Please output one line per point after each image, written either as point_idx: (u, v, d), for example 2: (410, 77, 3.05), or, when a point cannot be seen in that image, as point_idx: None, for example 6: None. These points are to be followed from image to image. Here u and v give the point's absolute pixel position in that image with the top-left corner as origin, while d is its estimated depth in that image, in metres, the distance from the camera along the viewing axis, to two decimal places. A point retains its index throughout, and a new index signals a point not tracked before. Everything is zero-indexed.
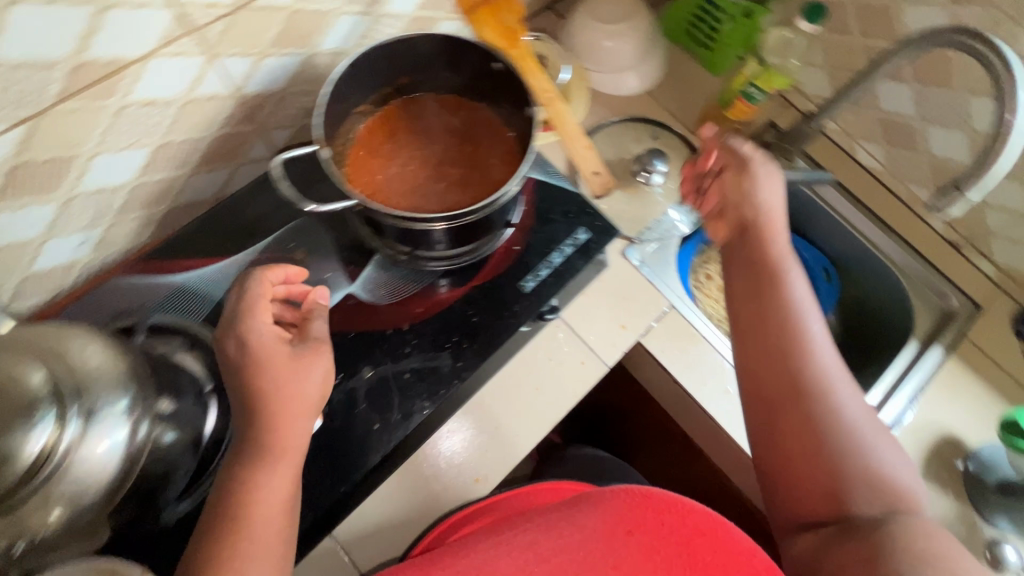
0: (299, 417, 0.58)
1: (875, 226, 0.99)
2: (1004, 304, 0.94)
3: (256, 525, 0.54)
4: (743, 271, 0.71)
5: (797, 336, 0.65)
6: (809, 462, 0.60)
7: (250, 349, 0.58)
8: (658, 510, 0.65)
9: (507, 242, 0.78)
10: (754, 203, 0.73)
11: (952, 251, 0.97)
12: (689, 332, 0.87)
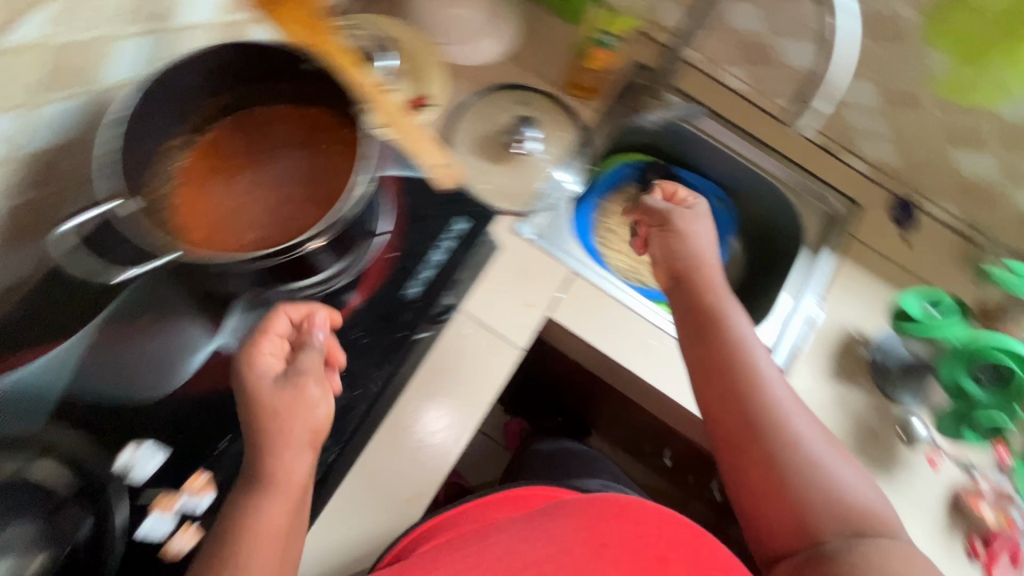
0: (292, 460, 0.55)
1: (752, 147, 1.01)
2: (880, 196, 0.98)
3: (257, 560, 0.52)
4: (688, 320, 0.74)
5: (748, 374, 0.67)
6: (773, 490, 0.62)
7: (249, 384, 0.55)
8: (634, 517, 0.73)
9: (382, 250, 0.71)
10: (684, 253, 0.77)
11: (825, 156, 1.00)
12: (598, 295, 0.85)
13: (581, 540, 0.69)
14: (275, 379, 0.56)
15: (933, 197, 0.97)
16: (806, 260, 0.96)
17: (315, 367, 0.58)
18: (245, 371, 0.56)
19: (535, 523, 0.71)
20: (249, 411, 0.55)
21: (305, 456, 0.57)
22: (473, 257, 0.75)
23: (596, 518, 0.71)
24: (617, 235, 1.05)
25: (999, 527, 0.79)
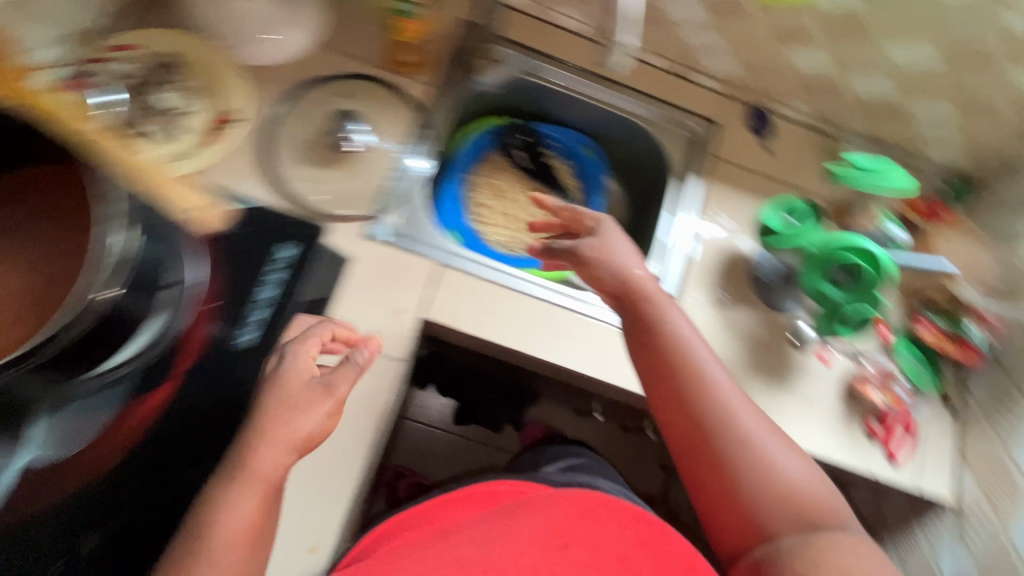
0: (278, 455, 0.56)
1: (601, 87, 0.96)
2: (734, 110, 0.98)
3: (212, 549, 0.52)
4: (633, 336, 0.70)
5: (694, 380, 0.65)
6: (726, 492, 0.61)
7: (285, 371, 0.60)
8: (598, 513, 0.76)
9: (200, 301, 0.65)
10: (617, 264, 0.72)
11: (675, 81, 0.98)
12: (471, 281, 0.81)
13: (551, 533, 0.71)
14: (311, 384, 0.60)
15: (784, 100, 0.97)
16: (676, 190, 0.95)
17: (343, 383, 0.61)
18: (284, 362, 0.61)
19: (497, 524, 0.72)
20: (268, 399, 0.59)
21: (289, 458, 0.57)
22: (310, 279, 0.73)
23: (563, 515, 0.74)
24: (490, 208, 1.01)
25: (889, 405, 0.84)
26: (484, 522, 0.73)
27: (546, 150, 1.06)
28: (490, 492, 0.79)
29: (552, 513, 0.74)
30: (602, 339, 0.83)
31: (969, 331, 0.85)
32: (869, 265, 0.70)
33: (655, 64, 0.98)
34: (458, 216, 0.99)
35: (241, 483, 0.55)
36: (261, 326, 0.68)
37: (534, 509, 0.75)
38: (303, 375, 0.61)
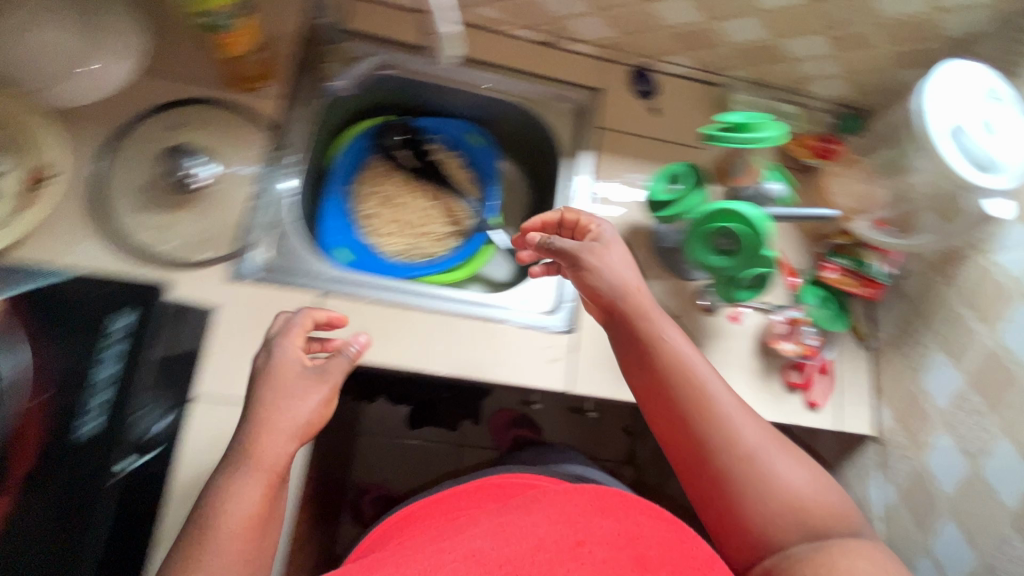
0: (268, 443, 0.57)
1: (470, 70, 0.90)
2: (614, 74, 0.93)
3: (220, 537, 0.52)
4: (631, 356, 0.69)
5: (693, 396, 0.64)
6: (726, 503, 0.60)
7: (274, 359, 0.61)
8: (613, 508, 0.64)
9: (26, 396, 0.59)
10: (605, 280, 0.69)
11: (548, 51, 0.92)
12: (357, 305, 0.77)
13: (568, 529, 0.59)
14: (303, 372, 0.61)
15: (664, 56, 0.92)
16: (567, 170, 0.91)
17: (338, 369, 0.63)
18: (269, 354, 0.61)
19: (518, 516, 0.61)
20: (263, 385, 0.60)
21: (291, 446, 0.58)
22: (160, 345, 0.66)
23: (574, 512, 0.62)
24: (380, 218, 0.95)
25: (802, 355, 0.83)
26: (508, 513, 0.63)
27: (427, 145, 0.99)
28: (496, 489, 0.77)
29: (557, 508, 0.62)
30: (506, 342, 0.79)
31: (872, 267, 0.85)
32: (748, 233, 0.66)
33: (525, 38, 0.91)
34: (347, 233, 0.94)
35: (243, 470, 0.55)
36: (106, 411, 0.61)
37: (546, 505, 0.63)
38: (295, 362, 0.61)
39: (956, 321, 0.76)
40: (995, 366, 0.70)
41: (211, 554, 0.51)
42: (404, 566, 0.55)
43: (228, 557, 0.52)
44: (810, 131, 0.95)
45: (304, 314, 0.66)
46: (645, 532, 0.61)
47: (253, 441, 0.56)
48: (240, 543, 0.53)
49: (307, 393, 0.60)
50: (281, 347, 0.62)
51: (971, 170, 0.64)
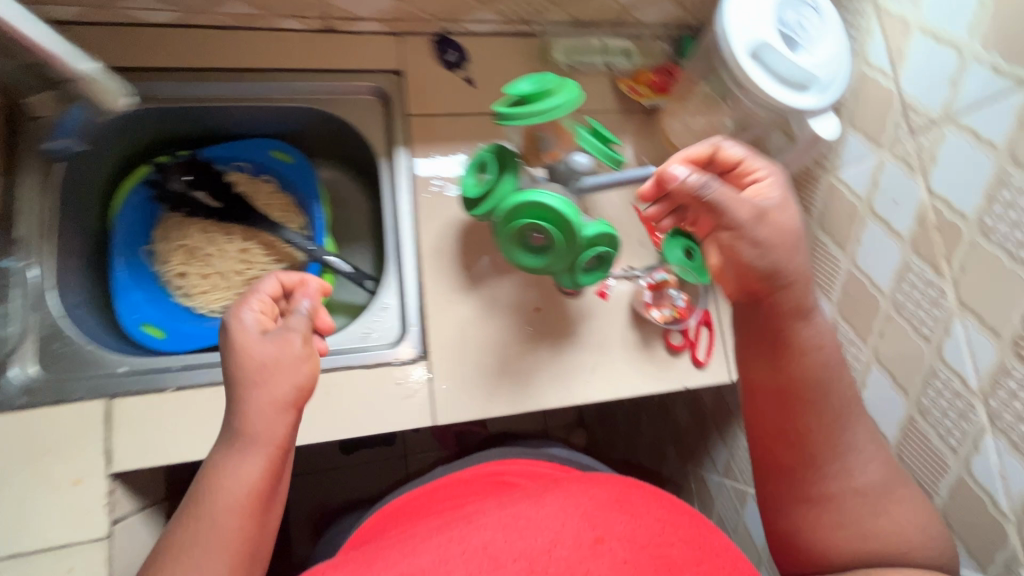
0: (271, 417, 0.53)
1: (236, 83, 0.77)
2: (414, 48, 0.81)
3: (218, 515, 0.51)
4: (759, 353, 0.56)
5: (830, 411, 0.54)
6: (803, 513, 0.55)
7: (231, 335, 0.55)
8: (629, 493, 0.60)
9: None
10: (759, 256, 0.52)
11: (328, 37, 0.79)
12: (156, 400, 0.65)
13: (584, 517, 0.55)
14: (261, 334, 0.55)
15: (464, 16, 0.79)
16: (386, 172, 0.79)
17: (303, 325, 0.57)
18: (229, 329, 0.56)
19: (526, 507, 0.58)
20: (231, 361, 0.54)
21: (287, 415, 0.54)
22: None
23: (591, 503, 0.57)
24: (192, 274, 0.83)
25: (677, 318, 0.78)
26: (517, 501, 0.59)
27: (226, 176, 0.84)
28: (495, 477, 0.73)
29: (582, 499, 0.58)
30: (352, 390, 0.71)
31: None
32: (555, 229, 0.56)
33: (296, 28, 0.77)
34: (155, 303, 0.80)
35: (243, 448, 0.53)
36: None
37: (560, 495, 0.58)
38: (252, 326, 0.56)
39: (815, 248, 0.71)
40: (857, 291, 0.65)
41: (210, 531, 0.51)
42: (403, 560, 0.52)
43: (224, 532, 0.51)
44: (646, 65, 0.86)
45: (270, 280, 0.61)
46: (661, 518, 0.57)
47: (241, 418, 0.53)
48: (238, 519, 0.51)
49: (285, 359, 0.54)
50: (239, 313, 0.56)
51: (784, 91, 0.56)
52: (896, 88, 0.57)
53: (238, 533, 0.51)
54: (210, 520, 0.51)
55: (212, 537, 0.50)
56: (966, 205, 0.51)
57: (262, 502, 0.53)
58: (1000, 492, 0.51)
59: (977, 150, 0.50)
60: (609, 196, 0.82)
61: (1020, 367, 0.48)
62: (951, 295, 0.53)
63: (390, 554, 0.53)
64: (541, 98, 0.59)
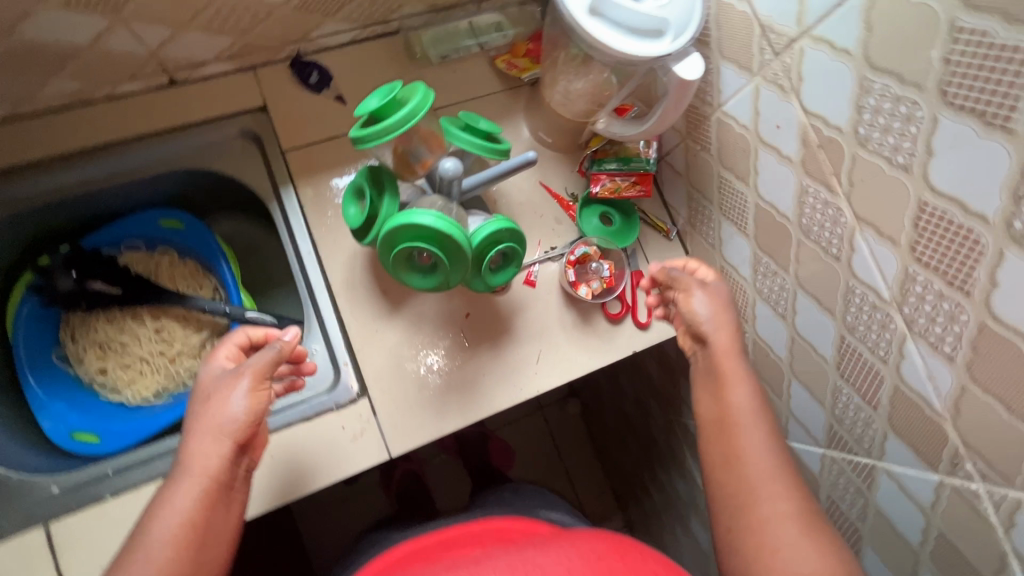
0: (209, 446, 0.54)
1: (90, 163, 0.71)
2: (272, 79, 0.76)
3: (145, 546, 0.51)
4: (705, 387, 0.64)
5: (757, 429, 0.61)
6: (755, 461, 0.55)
7: (200, 379, 0.59)
8: (625, 546, 0.58)
9: None
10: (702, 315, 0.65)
11: (175, 92, 0.74)
12: (98, 513, 0.63)
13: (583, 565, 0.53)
14: (223, 375, 0.59)
15: (315, 33, 0.74)
16: (278, 215, 0.76)
17: (256, 361, 0.58)
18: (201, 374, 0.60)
19: (530, 555, 0.56)
20: (192, 401, 0.58)
21: (222, 445, 0.55)
22: None
23: (593, 554, 0.55)
24: (113, 368, 0.79)
25: (605, 288, 0.76)
26: (526, 551, 0.57)
27: (117, 261, 0.80)
28: (502, 528, 0.70)
29: (585, 549, 0.56)
30: (298, 447, 0.69)
31: (631, 158, 0.77)
32: (437, 248, 0.53)
33: (137, 89, 0.72)
34: (79, 408, 0.76)
35: (180, 478, 0.54)
36: None
37: (565, 546, 0.57)
38: (217, 371, 0.59)
39: (722, 186, 0.69)
40: (767, 222, 0.63)
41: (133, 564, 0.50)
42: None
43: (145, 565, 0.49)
44: (520, 35, 0.82)
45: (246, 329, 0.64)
46: (654, 566, 0.55)
47: (184, 448, 0.55)
48: (170, 551, 0.50)
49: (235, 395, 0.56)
50: (212, 358, 0.61)
51: (640, 44, 0.54)
52: (752, 11, 0.55)
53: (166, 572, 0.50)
54: (140, 553, 0.50)
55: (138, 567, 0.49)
56: (839, 119, 0.49)
57: (195, 541, 0.52)
58: (932, 394, 0.50)
59: (836, 61, 0.48)
60: (513, 180, 0.79)
61: (921, 271, 0.47)
62: (847, 211, 0.52)
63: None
64: (392, 110, 0.56)
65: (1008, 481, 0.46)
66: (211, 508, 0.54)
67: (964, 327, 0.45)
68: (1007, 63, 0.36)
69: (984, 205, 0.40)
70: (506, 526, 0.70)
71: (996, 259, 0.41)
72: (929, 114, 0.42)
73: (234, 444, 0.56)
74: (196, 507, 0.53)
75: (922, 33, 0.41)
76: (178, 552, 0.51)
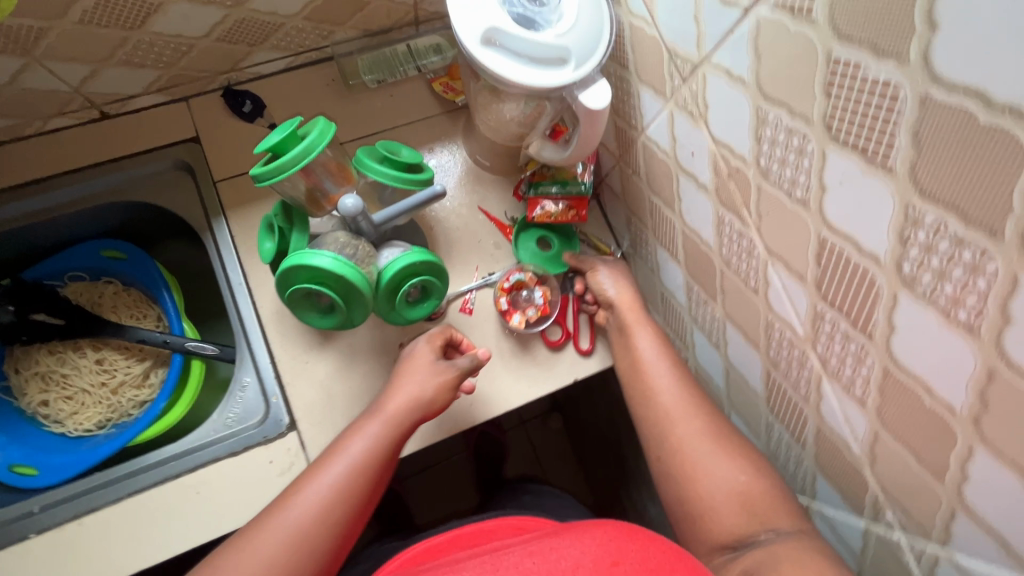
0: (403, 405, 0.62)
1: (20, 201, 0.72)
2: (203, 108, 0.76)
3: (336, 469, 0.58)
4: (617, 339, 0.70)
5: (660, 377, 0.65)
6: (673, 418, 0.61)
7: (407, 349, 0.68)
8: (653, 542, 0.46)
9: None
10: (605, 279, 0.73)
11: (107, 126, 0.74)
12: (19, 551, 0.63)
13: (591, 560, 0.43)
14: (432, 358, 0.66)
15: (245, 62, 0.74)
16: (211, 247, 0.75)
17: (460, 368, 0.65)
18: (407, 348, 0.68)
19: (550, 541, 0.47)
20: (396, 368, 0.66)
21: (412, 409, 0.62)
22: None
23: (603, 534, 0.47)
24: (55, 400, 0.79)
25: (540, 317, 0.73)
26: (547, 538, 0.48)
27: (59, 292, 0.81)
28: (520, 526, 0.63)
29: (592, 531, 0.47)
30: (222, 484, 0.67)
31: (565, 177, 0.75)
32: (333, 292, 0.55)
33: (68, 124, 0.73)
34: (18, 442, 0.76)
35: (370, 420, 0.62)
36: None
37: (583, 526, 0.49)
38: (426, 350, 0.66)
39: (654, 212, 0.66)
40: (694, 249, 0.61)
41: (320, 482, 0.57)
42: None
43: (329, 482, 0.57)
44: (457, 56, 0.80)
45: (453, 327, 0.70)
46: (637, 534, 0.47)
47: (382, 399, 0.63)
48: (355, 479, 0.58)
49: (435, 376, 0.64)
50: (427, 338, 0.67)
51: (543, 74, 0.54)
52: (659, 34, 0.53)
53: (345, 494, 0.57)
54: (332, 468, 0.58)
55: (331, 483, 0.57)
56: (742, 148, 0.47)
57: (367, 482, 0.58)
58: (850, 437, 0.48)
59: (734, 89, 0.46)
60: (451, 205, 0.77)
61: (828, 309, 0.44)
62: (759, 243, 0.49)
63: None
64: (291, 146, 0.55)
65: (924, 532, 0.43)
66: (376, 451, 0.60)
67: (870, 370, 0.42)
68: (880, 97, 0.34)
69: (876, 245, 0.38)
70: (524, 524, 0.63)
71: (891, 301, 0.38)
72: (818, 148, 0.39)
73: (423, 413, 0.63)
74: (372, 449, 0.59)
75: (805, 64, 0.38)
76: (350, 477, 0.58)
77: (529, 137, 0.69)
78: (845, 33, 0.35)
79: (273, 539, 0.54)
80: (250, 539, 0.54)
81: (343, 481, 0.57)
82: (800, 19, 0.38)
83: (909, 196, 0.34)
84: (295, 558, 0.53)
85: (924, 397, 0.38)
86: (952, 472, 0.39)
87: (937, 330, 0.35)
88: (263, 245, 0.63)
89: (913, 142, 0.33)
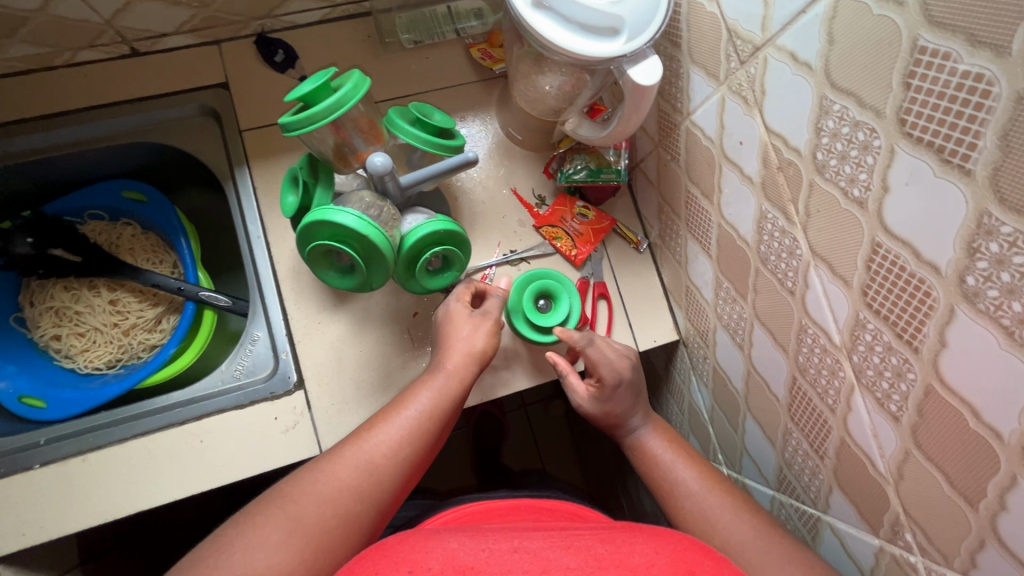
0: (461, 361, 0.62)
1: (44, 132, 0.71)
2: (235, 54, 0.74)
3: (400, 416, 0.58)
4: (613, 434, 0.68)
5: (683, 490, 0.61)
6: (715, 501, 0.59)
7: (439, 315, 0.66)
8: (733, 567, 0.44)
9: None
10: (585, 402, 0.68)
11: (137, 64, 0.73)
12: (21, 480, 0.64)
13: (672, 565, 0.42)
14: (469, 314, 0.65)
15: (280, 10, 0.72)
16: (232, 196, 0.74)
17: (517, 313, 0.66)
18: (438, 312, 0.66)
19: (621, 535, 0.47)
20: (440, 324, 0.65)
21: (471, 362, 0.63)
22: None
23: (671, 545, 0.45)
24: (67, 336, 0.79)
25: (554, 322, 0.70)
26: (619, 532, 0.48)
27: (78, 229, 0.80)
28: (577, 512, 0.66)
29: (659, 539, 0.45)
30: (226, 435, 0.66)
31: (586, 204, 0.75)
32: (355, 250, 0.53)
33: (98, 57, 0.71)
34: (29, 372, 0.76)
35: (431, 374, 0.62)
36: None
37: (648, 529, 0.48)
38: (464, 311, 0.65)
39: (689, 202, 0.64)
40: (729, 245, 0.58)
41: (383, 428, 0.57)
42: (471, 547, 0.44)
43: (397, 424, 0.58)
44: (499, 22, 0.77)
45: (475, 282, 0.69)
46: (700, 550, 0.45)
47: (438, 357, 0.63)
48: (422, 424, 0.59)
49: (476, 328, 0.64)
50: (452, 305, 0.66)
51: (591, 46, 0.51)
52: (721, 12, 0.50)
53: (411, 435, 0.58)
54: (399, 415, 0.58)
55: (395, 427, 0.58)
56: (798, 141, 0.44)
57: (439, 423, 0.60)
58: (876, 454, 0.46)
59: (798, 76, 0.43)
60: (478, 176, 0.75)
61: (871, 318, 0.42)
62: (803, 243, 0.47)
63: (454, 540, 0.45)
64: (323, 96, 0.53)
65: (946, 559, 0.42)
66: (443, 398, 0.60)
67: (911, 386, 0.40)
68: (968, 93, 0.31)
69: (938, 254, 0.35)
70: (582, 512, 0.66)
71: (947, 315, 0.36)
72: (886, 144, 0.37)
73: (479, 363, 0.64)
74: (443, 397, 0.60)
75: (885, 51, 0.35)
76: (422, 417, 0.59)
77: (567, 112, 0.66)
78: (938, 19, 0.32)
79: (343, 469, 0.54)
80: (326, 467, 0.54)
81: (414, 421, 0.58)
82: (887, 2, 0.35)
83: (986, 203, 0.31)
84: (367, 487, 0.54)
85: (968, 419, 0.36)
86: (989, 501, 0.37)
87: (995, 352, 0.33)
88: (285, 199, 0.62)
89: (1002, 144, 0.30)
